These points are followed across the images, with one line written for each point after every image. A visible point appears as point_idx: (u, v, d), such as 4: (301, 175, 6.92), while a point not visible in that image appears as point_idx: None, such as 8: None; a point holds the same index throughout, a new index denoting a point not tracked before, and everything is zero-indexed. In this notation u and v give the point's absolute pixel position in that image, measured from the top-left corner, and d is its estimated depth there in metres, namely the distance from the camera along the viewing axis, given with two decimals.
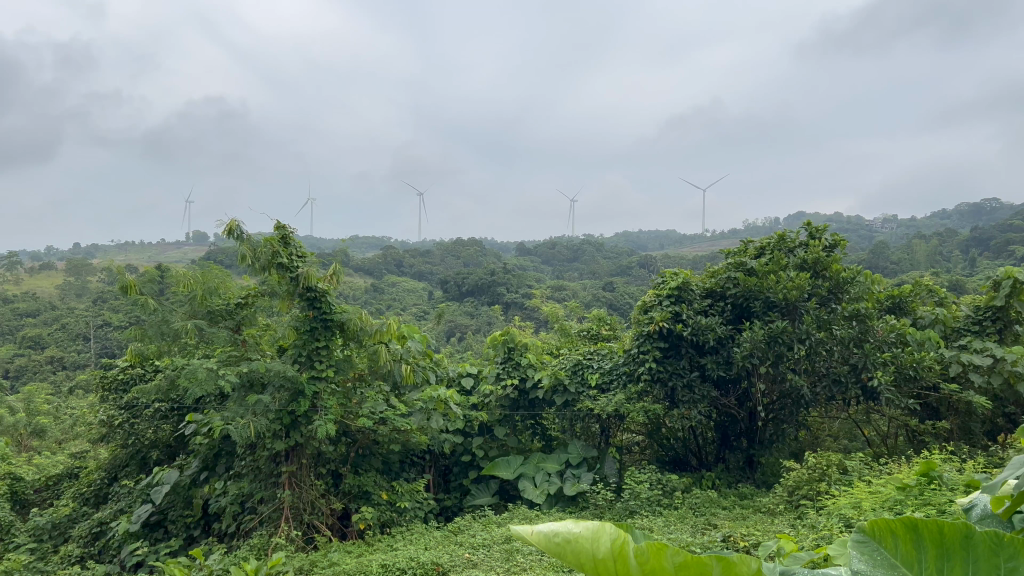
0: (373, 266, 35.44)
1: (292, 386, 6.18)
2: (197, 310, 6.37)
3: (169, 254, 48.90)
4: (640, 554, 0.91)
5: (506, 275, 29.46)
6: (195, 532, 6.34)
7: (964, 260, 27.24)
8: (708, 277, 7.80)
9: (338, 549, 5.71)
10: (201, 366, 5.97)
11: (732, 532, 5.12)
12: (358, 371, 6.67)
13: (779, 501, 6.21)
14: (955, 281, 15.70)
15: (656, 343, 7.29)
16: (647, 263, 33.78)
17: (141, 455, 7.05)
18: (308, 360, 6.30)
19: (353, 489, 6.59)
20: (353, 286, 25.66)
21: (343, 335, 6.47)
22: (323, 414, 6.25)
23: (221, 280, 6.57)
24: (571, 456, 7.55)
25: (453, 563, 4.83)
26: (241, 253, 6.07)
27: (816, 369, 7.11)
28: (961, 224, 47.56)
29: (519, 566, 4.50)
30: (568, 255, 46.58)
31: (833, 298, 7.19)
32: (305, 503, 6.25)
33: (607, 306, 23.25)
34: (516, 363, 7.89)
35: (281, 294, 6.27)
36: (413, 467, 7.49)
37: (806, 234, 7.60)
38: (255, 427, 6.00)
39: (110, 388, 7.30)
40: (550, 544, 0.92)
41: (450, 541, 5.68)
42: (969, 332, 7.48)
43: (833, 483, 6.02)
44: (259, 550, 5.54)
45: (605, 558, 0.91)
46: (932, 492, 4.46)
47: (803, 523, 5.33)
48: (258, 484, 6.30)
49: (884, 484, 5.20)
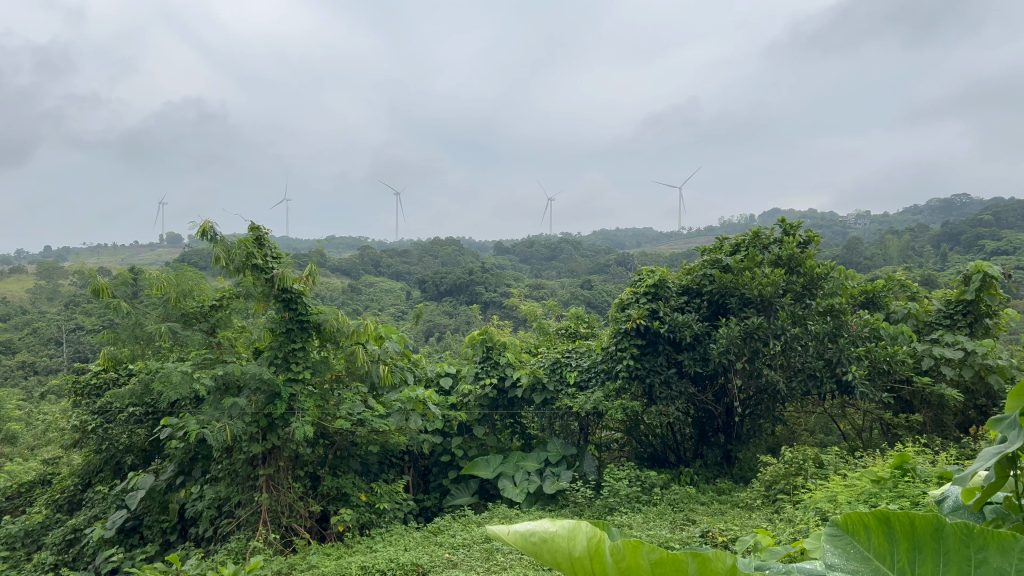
0: (352, 266, 35.27)
1: (268, 388, 6.09)
2: (170, 313, 6.22)
3: (141, 256, 48.44)
4: (617, 553, 0.96)
5: (484, 274, 29.65)
6: (172, 537, 6.33)
7: (935, 254, 27.74)
8: (683, 275, 7.87)
9: (316, 552, 5.63)
10: (176, 370, 5.79)
11: (711, 526, 5.16)
12: (335, 373, 6.60)
13: (757, 496, 6.23)
14: (928, 276, 16.59)
15: (633, 340, 7.27)
16: (625, 262, 33.99)
17: (114, 460, 6.90)
18: (284, 362, 6.22)
19: (331, 491, 6.52)
20: (330, 287, 25.52)
21: (319, 337, 6.41)
22: (300, 415, 6.16)
23: (195, 282, 6.42)
24: (549, 454, 7.58)
25: (433, 563, 4.81)
26: (215, 256, 5.94)
27: (791, 365, 7.12)
28: (931, 218, 48.63)
29: (499, 565, 4.60)
30: (545, 255, 46.89)
31: (807, 293, 7.30)
32: (282, 506, 6.17)
33: (585, 304, 23.47)
34: (494, 362, 7.85)
35: (257, 296, 6.19)
36: (391, 468, 7.41)
37: (779, 231, 7.72)
38: (232, 431, 5.82)
39: (83, 393, 7.02)
40: (527, 544, 0.98)
41: (430, 541, 5.66)
42: (941, 326, 7.60)
43: (809, 477, 6.07)
44: (237, 554, 5.48)
45: (581, 556, 0.96)
46: (906, 484, 4.55)
47: (780, 517, 5.35)
48: (234, 488, 6.20)
49: (859, 478, 5.25)
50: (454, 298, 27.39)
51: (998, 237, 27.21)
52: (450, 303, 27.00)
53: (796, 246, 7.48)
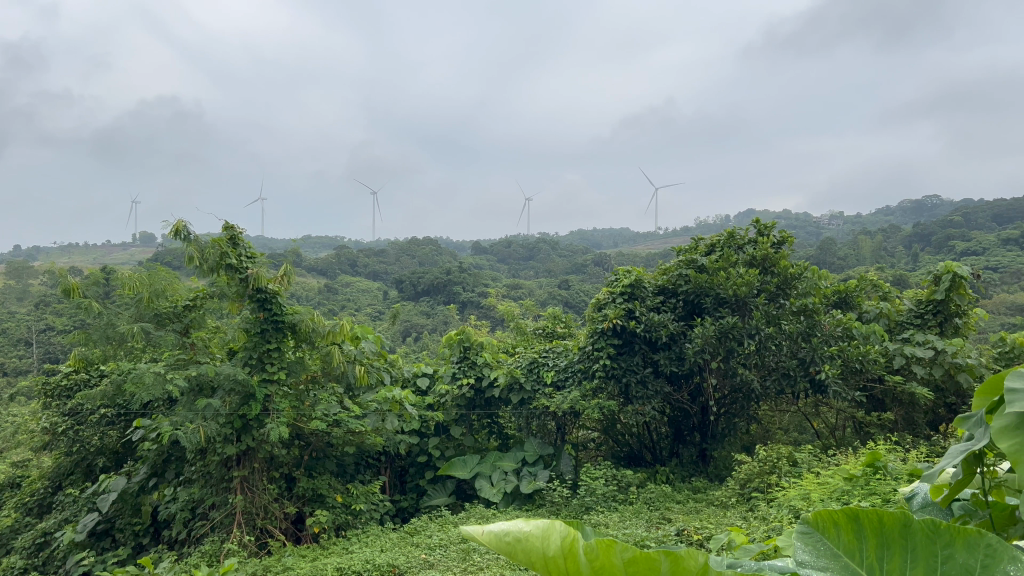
0: (328, 266, 35.02)
1: (243, 390, 6.01)
2: (143, 313, 6.13)
3: (113, 255, 47.80)
4: (590, 551, 0.96)
5: (462, 274, 29.59)
6: (144, 540, 6.24)
7: (906, 255, 28.14)
8: (660, 275, 7.87)
9: (292, 553, 5.59)
10: (149, 370, 5.75)
11: (686, 525, 5.19)
12: (311, 374, 6.53)
13: (732, 494, 6.28)
14: (899, 276, 16.81)
15: (610, 340, 7.28)
16: (603, 262, 34.12)
17: (85, 462, 6.82)
18: (259, 363, 6.15)
19: (307, 493, 6.47)
20: (305, 288, 25.34)
21: (294, 337, 6.32)
22: (275, 416, 6.12)
23: (168, 282, 6.33)
24: (526, 454, 7.55)
25: (409, 564, 4.80)
26: (187, 255, 5.83)
27: (765, 364, 7.19)
28: (903, 219, 49.33)
29: (475, 565, 4.60)
30: (522, 254, 46.88)
31: (780, 293, 7.36)
32: (257, 508, 6.11)
33: (562, 304, 23.54)
34: (472, 362, 7.79)
35: (230, 296, 6.11)
36: (368, 469, 7.35)
37: (753, 231, 7.77)
38: (205, 432, 5.83)
39: (53, 395, 6.88)
40: (502, 544, 0.98)
41: (406, 541, 5.63)
42: (912, 326, 7.69)
43: (783, 475, 6.11)
44: (211, 557, 5.42)
45: (555, 555, 0.97)
46: (878, 482, 4.60)
47: (754, 515, 5.38)
48: (208, 490, 6.16)
49: (831, 475, 5.30)
50: (431, 297, 27.32)
51: (968, 238, 27.65)
52: (428, 302, 26.90)
53: (770, 246, 7.53)
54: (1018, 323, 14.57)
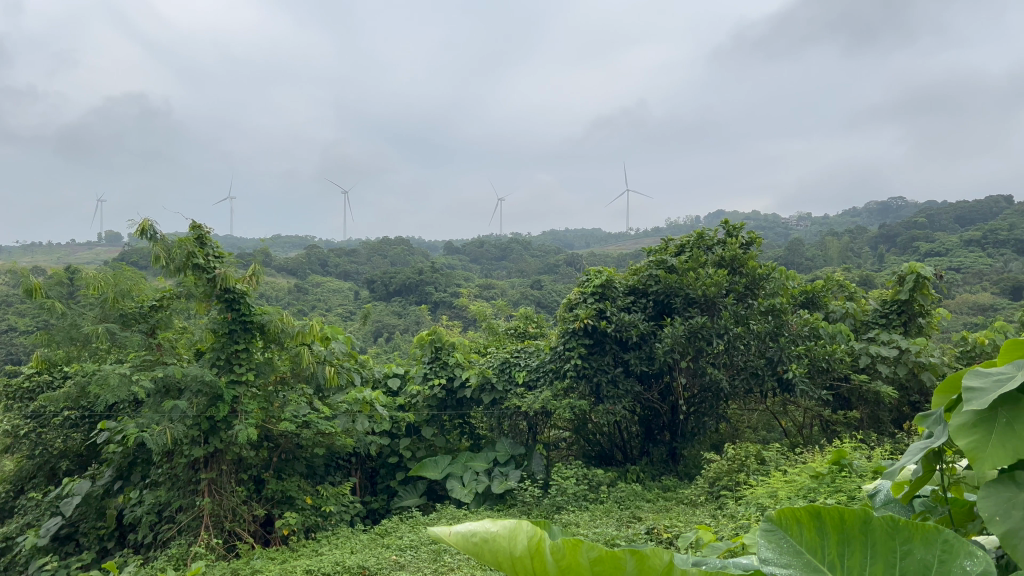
0: (299, 266, 34.70)
1: (210, 392, 5.91)
2: (108, 314, 6.09)
3: (77, 255, 46.93)
4: (556, 550, 0.90)
5: (434, 274, 29.54)
6: (109, 544, 6.13)
7: (872, 256, 28.66)
8: (630, 275, 7.94)
9: (261, 556, 5.54)
10: (114, 372, 5.66)
11: (656, 523, 5.24)
12: (280, 374, 6.46)
13: (700, 492, 6.34)
14: (865, 276, 17.11)
15: (581, 340, 7.35)
16: (575, 263, 34.26)
17: (48, 465, 6.65)
18: (227, 363, 6.06)
19: (276, 495, 6.38)
20: (274, 289, 25.09)
21: (263, 337, 6.22)
22: (244, 418, 6.05)
23: (133, 282, 6.26)
24: (498, 454, 7.54)
25: (380, 565, 4.78)
26: (154, 255, 5.77)
27: (733, 363, 7.30)
28: (869, 220, 50.20)
29: (447, 565, 4.59)
30: (494, 254, 46.85)
31: (749, 293, 7.47)
32: (225, 510, 6.02)
33: (535, 305, 23.66)
34: (443, 362, 7.74)
35: (198, 296, 6.00)
36: (339, 470, 7.27)
37: (722, 232, 7.87)
38: (172, 434, 5.74)
39: (14, 398, 6.75)
40: (468, 544, 0.94)
41: (376, 543, 5.60)
42: (877, 325, 7.85)
43: (751, 473, 6.19)
44: (178, 561, 5.34)
45: (521, 556, 0.91)
46: (843, 479, 4.68)
47: (722, 513, 5.43)
48: (175, 493, 6.02)
49: (798, 473, 5.36)
50: (404, 297, 27.20)
51: (931, 240, 28.17)
52: (401, 303, 26.82)
53: (738, 247, 7.65)
54: (978, 324, 14.87)
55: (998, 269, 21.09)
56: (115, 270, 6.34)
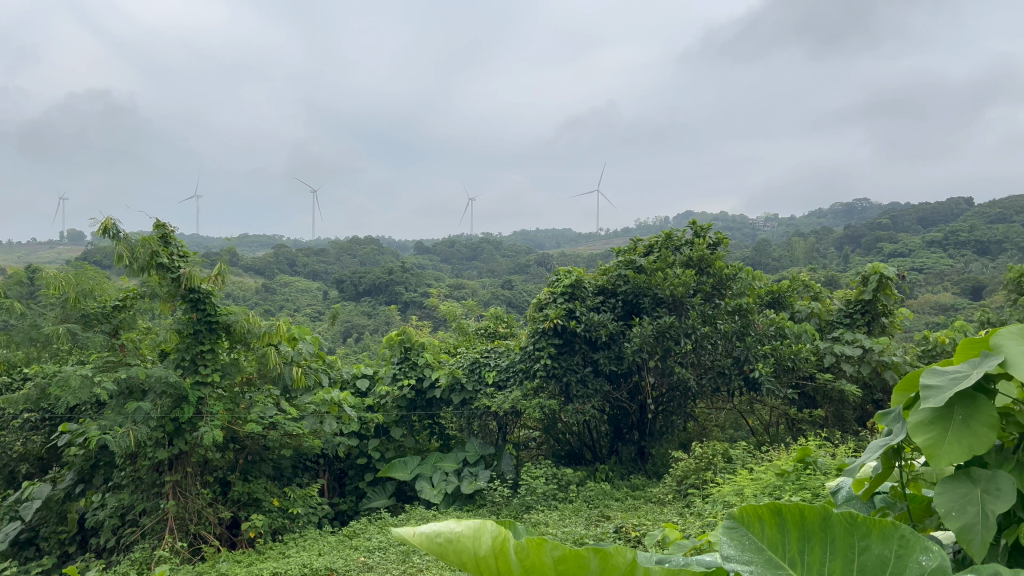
0: (267, 266, 34.27)
1: (175, 393, 5.80)
2: (69, 314, 5.95)
3: (38, 254, 45.90)
4: (521, 550, 0.97)
5: (405, 274, 29.34)
6: (70, 548, 6.01)
7: (837, 257, 29.04)
8: (600, 275, 7.90)
9: (227, 559, 5.45)
10: (75, 373, 5.52)
11: (624, 522, 5.24)
12: (246, 375, 6.38)
13: (668, 491, 6.37)
14: (830, 276, 17.31)
15: (551, 340, 7.32)
16: (545, 263, 34.28)
17: (7, 469, 6.40)
18: (192, 364, 5.96)
19: (242, 497, 6.31)
20: (242, 289, 24.75)
21: (228, 337, 6.15)
22: (208, 420, 5.94)
23: (95, 282, 6.19)
24: (467, 454, 7.48)
25: (348, 567, 4.73)
26: (117, 254, 5.64)
27: (701, 362, 7.37)
28: (835, 221, 50.90)
29: (415, 566, 4.55)
30: (464, 254, 46.68)
31: (716, 293, 7.52)
32: (190, 513, 5.91)
33: (506, 305, 23.64)
34: (413, 363, 7.67)
35: (162, 296, 5.87)
36: (306, 472, 7.11)
37: (690, 232, 7.90)
38: (136, 436, 5.57)
39: None
40: (432, 544, 0.98)
41: (344, 545, 5.55)
42: (842, 325, 7.94)
43: (718, 471, 6.23)
44: (140, 565, 5.23)
45: (486, 555, 0.97)
46: (809, 476, 4.72)
47: (689, 512, 5.46)
48: (139, 496, 5.89)
49: (764, 471, 5.38)
50: (373, 297, 26.98)
51: (894, 241, 28.63)
52: (370, 303, 26.61)
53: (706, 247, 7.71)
54: (940, 323, 15.12)
55: (959, 270, 21.51)
56: (76, 270, 6.23)
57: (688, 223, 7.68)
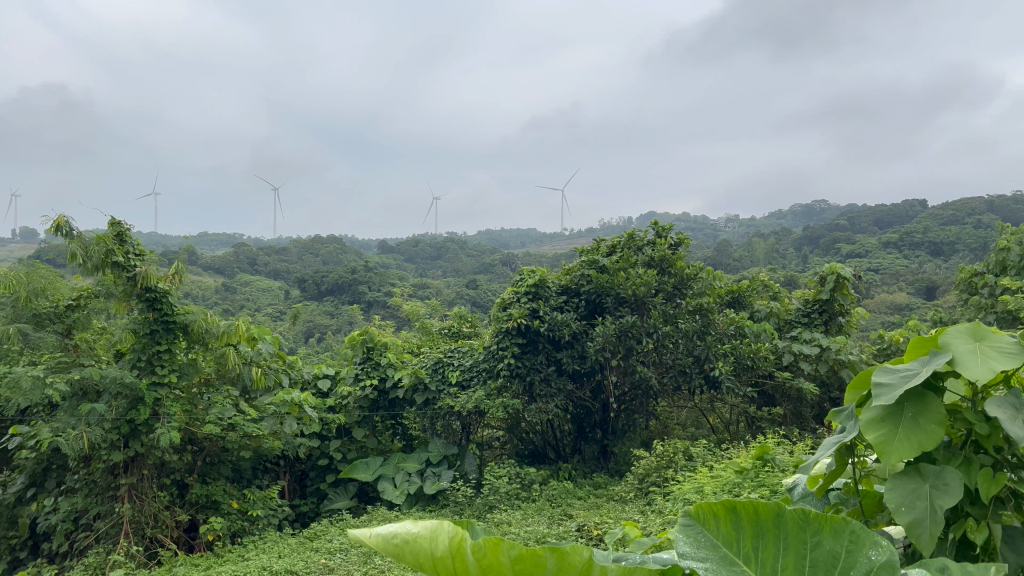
0: (228, 265, 33.74)
1: (130, 394, 5.65)
2: (20, 313, 5.92)
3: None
4: (477, 550, 1.01)
5: (368, 273, 29.08)
6: (21, 554, 5.90)
7: (798, 257, 29.48)
8: (563, 275, 7.90)
9: (183, 562, 5.31)
10: (25, 374, 5.36)
11: (586, 521, 5.24)
12: (204, 376, 6.26)
13: (631, 488, 6.39)
14: (789, 277, 17.56)
15: (514, 339, 7.26)
16: (510, 263, 34.25)
17: None
18: (148, 365, 5.79)
19: (201, 499, 6.15)
20: (201, 288, 24.31)
21: (186, 338, 5.96)
22: (166, 422, 5.74)
23: (49, 281, 6.16)
24: (430, 455, 7.39)
25: (309, 569, 4.66)
26: (70, 252, 5.40)
27: (662, 361, 7.39)
28: (795, 222, 51.73)
29: (377, 567, 4.49)
30: (429, 253, 46.43)
31: (677, 293, 7.60)
32: (146, 516, 5.73)
33: (470, 305, 23.56)
34: (375, 363, 7.62)
35: (117, 295, 5.69)
36: (266, 474, 6.98)
37: (652, 232, 7.94)
38: (90, 439, 5.42)
39: None
40: (388, 545, 1.04)
41: (305, 546, 5.47)
42: (800, 325, 8.06)
43: (679, 469, 6.28)
44: (93, 571, 5.08)
45: (442, 555, 1.03)
46: (767, 474, 4.78)
47: (651, 509, 5.49)
48: (93, 499, 5.73)
49: (724, 469, 5.42)
50: (336, 297, 26.71)
51: (852, 241, 29.12)
52: (333, 303, 26.35)
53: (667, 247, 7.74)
54: (896, 322, 15.43)
55: (915, 270, 21.97)
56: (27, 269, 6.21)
57: (650, 224, 7.72)
